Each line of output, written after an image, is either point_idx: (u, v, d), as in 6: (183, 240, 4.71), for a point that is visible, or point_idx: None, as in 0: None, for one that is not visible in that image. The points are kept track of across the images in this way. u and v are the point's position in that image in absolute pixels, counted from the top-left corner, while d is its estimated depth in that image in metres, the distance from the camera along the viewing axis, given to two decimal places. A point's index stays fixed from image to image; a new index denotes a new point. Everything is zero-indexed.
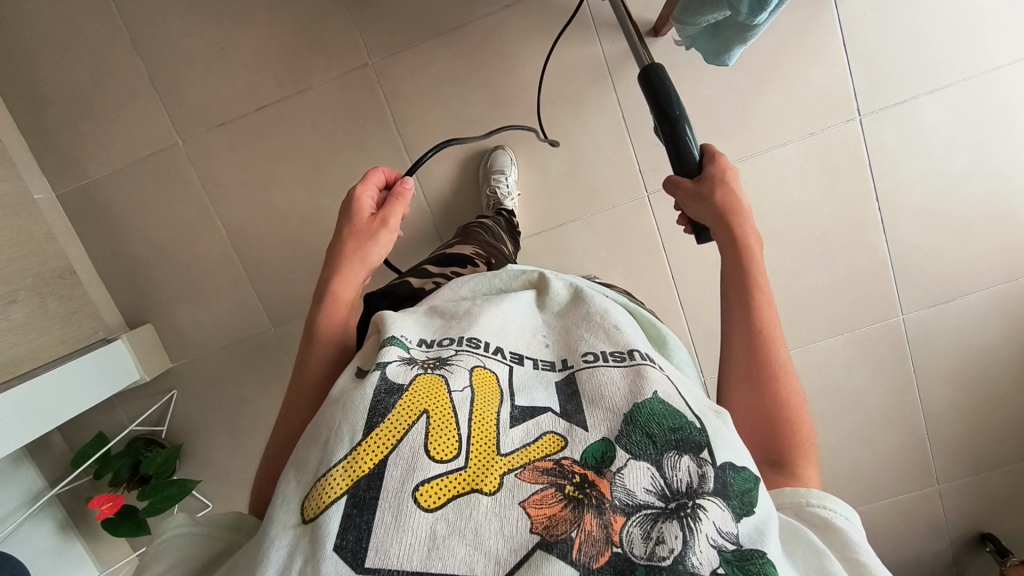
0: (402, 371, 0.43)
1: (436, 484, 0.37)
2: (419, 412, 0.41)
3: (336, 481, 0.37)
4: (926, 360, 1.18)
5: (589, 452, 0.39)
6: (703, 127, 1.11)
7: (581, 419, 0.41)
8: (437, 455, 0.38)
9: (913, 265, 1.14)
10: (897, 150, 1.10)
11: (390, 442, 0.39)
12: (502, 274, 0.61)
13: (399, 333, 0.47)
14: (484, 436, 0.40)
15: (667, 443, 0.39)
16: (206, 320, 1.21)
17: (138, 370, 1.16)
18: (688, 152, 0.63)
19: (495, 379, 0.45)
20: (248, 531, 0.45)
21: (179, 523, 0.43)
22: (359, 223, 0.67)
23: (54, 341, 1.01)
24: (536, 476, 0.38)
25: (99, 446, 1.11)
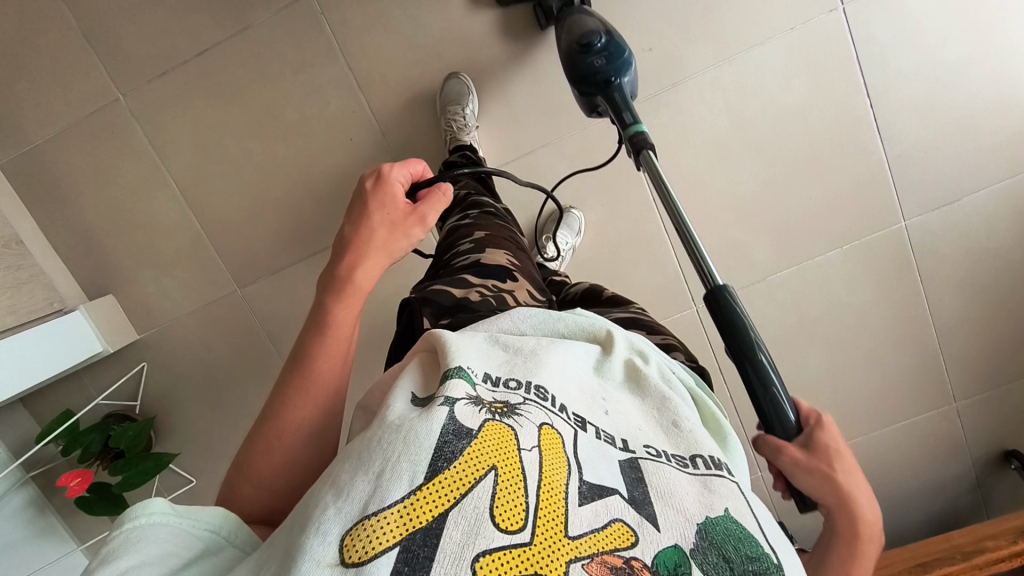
0: (470, 414, 0.36)
1: (498, 559, 0.30)
2: (488, 467, 0.34)
3: (388, 527, 0.30)
4: (934, 269, 1.10)
5: (661, 558, 0.32)
6: (675, 33, 1.03)
7: (651, 512, 0.35)
8: (502, 528, 0.31)
9: (912, 166, 1.06)
10: (886, 39, 1.01)
11: (455, 494, 0.32)
12: (569, 319, 0.53)
13: (466, 367, 0.40)
14: (554, 508, 0.33)
15: (745, 574, 0.33)
16: (171, 286, 1.15)
17: (103, 342, 1.11)
18: (788, 416, 0.46)
19: (565, 444, 0.37)
20: (230, 533, 0.38)
21: (157, 510, 0.36)
22: (391, 210, 0.55)
23: (3, 312, 0.96)
24: (605, 573, 0.31)
25: (66, 420, 1.08)
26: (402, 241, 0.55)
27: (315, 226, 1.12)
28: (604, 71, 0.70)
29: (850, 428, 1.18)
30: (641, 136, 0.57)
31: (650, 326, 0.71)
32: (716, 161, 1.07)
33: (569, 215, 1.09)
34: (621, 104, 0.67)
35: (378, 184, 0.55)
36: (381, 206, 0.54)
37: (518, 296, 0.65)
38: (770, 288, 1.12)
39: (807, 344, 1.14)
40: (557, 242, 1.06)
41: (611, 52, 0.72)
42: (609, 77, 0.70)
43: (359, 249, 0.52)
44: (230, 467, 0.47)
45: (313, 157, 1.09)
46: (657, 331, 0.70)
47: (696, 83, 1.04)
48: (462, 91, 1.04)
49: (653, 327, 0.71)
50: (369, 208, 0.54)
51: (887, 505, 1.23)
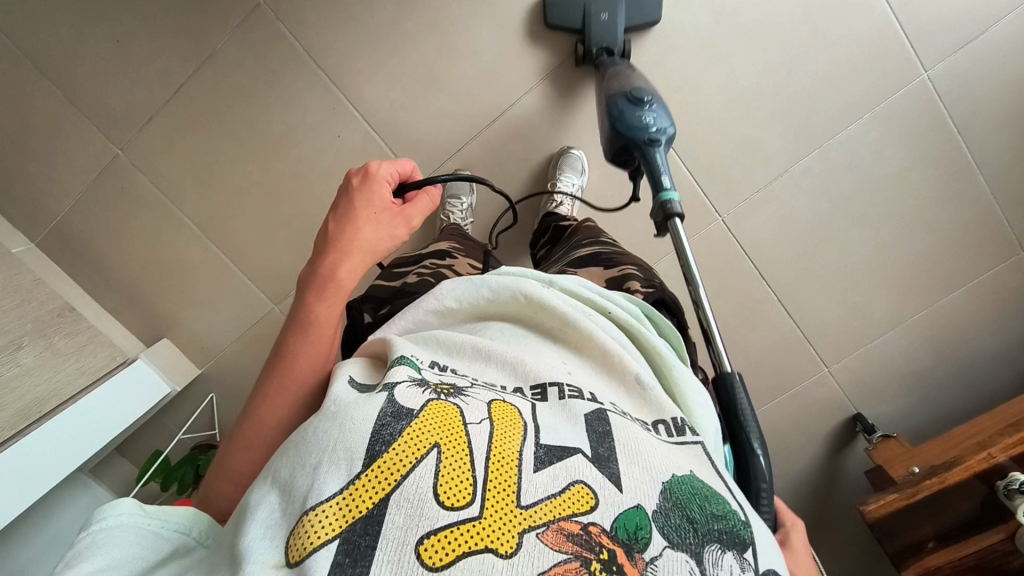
0: (413, 395, 0.37)
1: (444, 537, 0.30)
2: (430, 445, 0.34)
3: (328, 519, 0.31)
4: (969, 114, 1.02)
5: (621, 521, 0.32)
6: None
7: (614, 471, 0.35)
8: (446, 504, 0.31)
9: (922, 10, 0.97)
10: None
11: (394, 478, 0.32)
12: (491, 281, 0.50)
13: (410, 355, 0.42)
14: (503, 481, 0.33)
15: (708, 533, 0.33)
16: (214, 318, 1.21)
17: (168, 383, 1.19)
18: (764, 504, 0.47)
19: (519, 415, 0.38)
20: (202, 532, 0.39)
21: (124, 512, 0.38)
22: (378, 206, 0.56)
23: (72, 374, 1.03)
24: (561, 541, 0.30)
25: (157, 459, 1.17)
26: (389, 235, 0.57)
27: None
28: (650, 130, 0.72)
29: (913, 303, 1.11)
30: (671, 204, 0.61)
31: (610, 257, 0.74)
32: (707, 61, 1.02)
33: (566, 156, 1.07)
34: (657, 167, 0.68)
35: (367, 181, 0.57)
36: (367, 201, 0.56)
37: (456, 268, 0.72)
38: (794, 179, 1.06)
39: (847, 227, 1.08)
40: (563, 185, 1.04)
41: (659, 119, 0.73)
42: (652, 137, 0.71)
43: (348, 241, 0.53)
44: (209, 470, 0.48)
45: (307, 164, 1.11)
46: (616, 261, 0.72)
47: None
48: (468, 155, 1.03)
49: (613, 258, 0.73)
50: (355, 203, 0.55)
51: (972, 377, 1.15)
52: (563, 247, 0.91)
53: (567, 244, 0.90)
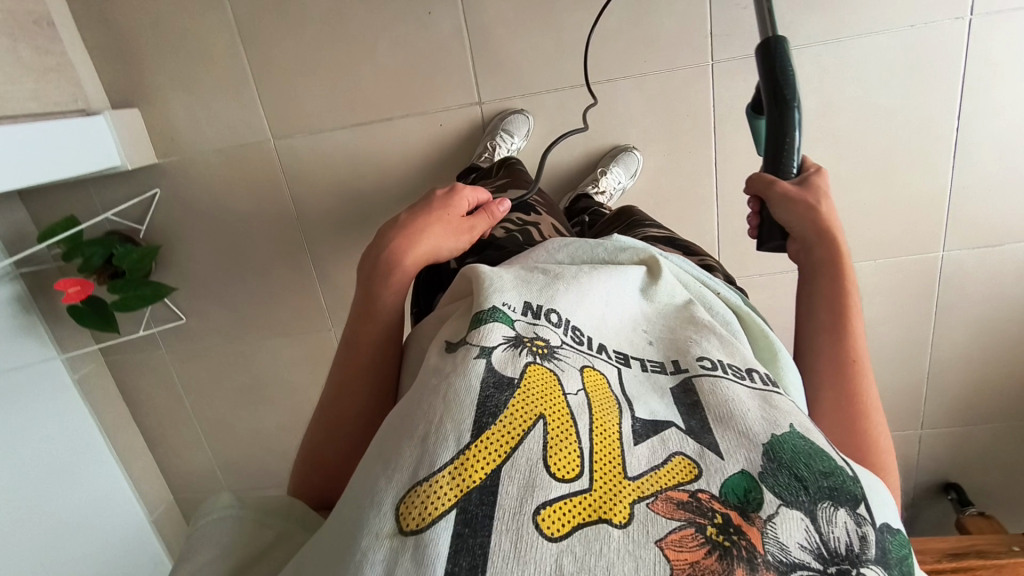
0: (509, 360, 0.38)
1: (559, 509, 0.30)
2: (536, 416, 0.34)
3: (443, 489, 0.31)
4: (953, 304, 1.13)
5: (728, 486, 0.32)
6: None
7: (713, 440, 0.35)
8: (558, 476, 0.32)
9: (972, 201, 1.05)
10: (1003, 64, 0.96)
11: (505, 449, 0.33)
12: (607, 245, 0.54)
13: (501, 305, 0.42)
14: (607, 453, 0.34)
15: (819, 491, 0.32)
16: (201, 118, 1.08)
17: (121, 157, 1.04)
18: (790, 163, 0.60)
19: (609, 387, 0.39)
20: (300, 515, 0.44)
21: (226, 502, 0.42)
22: (449, 218, 0.59)
23: (26, 94, 0.91)
24: (671, 509, 0.31)
25: (70, 227, 1.02)
26: (453, 242, 0.59)
27: (367, 96, 1.06)
28: None
29: None
30: None
31: (686, 245, 0.68)
32: None
33: (623, 156, 1.06)
34: None
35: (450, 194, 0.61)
36: (443, 208, 0.59)
37: (540, 227, 0.74)
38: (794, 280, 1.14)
39: None
40: (609, 178, 1.03)
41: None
42: None
43: (413, 234, 0.56)
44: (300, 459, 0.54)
45: (381, 20, 1.01)
46: (693, 251, 0.67)
47: (798, 55, 0.99)
48: (519, 129, 1.05)
49: (691, 244, 0.69)
50: (431, 206, 0.59)
51: None
52: (615, 226, 0.87)
53: (620, 223, 0.86)
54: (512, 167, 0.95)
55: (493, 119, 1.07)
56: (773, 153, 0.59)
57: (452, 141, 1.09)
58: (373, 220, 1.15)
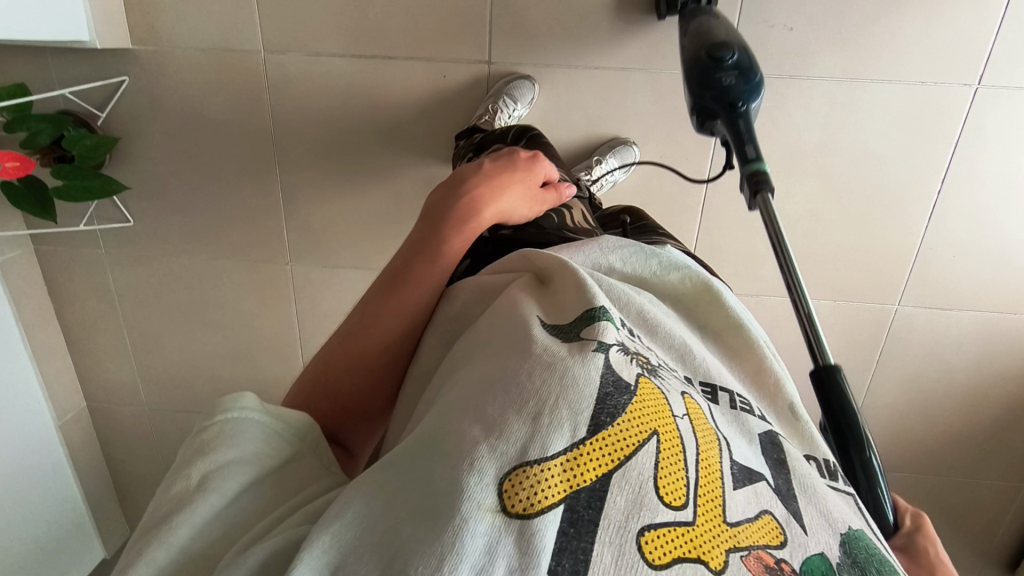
0: (624, 363, 0.40)
1: (663, 535, 0.33)
2: (650, 431, 0.36)
3: (553, 481, 0.33)
4: (894, 356, 1.18)
5: (808, 565, 0.35)
6: (823, 23, 0.96)
7: (797, 510, 0.38)
8: (666, 501, 0.34)
9: (935, 264, 1.09)
10: (993, 139, 0.99)
11: (620, 456, 0.35)
12: (661, 257, 0.57)
13: (605, 307, 0.44)
14: (711, 491, 0.36)
15: None
16: (189, 10, 1.00)
17: (91, 34, 0.94)
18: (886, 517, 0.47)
19: (708, 419, 0.41)
20: (311, 436, 0.48)
21: (247, 407, 0.45)
22: (525, 181, 0.64)
23: None
24: (759, 570, 0.34)
25: (20, 96, 0.93)
26: (522, 209, 0.64)
27: (374, 29, 1.00)
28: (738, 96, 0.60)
29: None
30: (762, 177, 0.53)
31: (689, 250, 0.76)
32: (783, 170, 1.05)
33: (620, 149, 1.04)
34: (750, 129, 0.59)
35: (531, 161, 0.66)
36: (526, 174, 0.64)
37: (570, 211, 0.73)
38: (755, 305, 1.16)
39: None
40: (602, 168, 1.02)
41: (747, 73, 0.61)
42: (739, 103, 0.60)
43: (496, 189, 0.60)
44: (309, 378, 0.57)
45: None
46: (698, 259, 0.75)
47: (811, 86, 0.99)
48: (523, 95, 1.01)
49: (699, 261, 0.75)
50: (515, 167, 0.64)
51: None
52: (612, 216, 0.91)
53: (624, 220, 0.87)
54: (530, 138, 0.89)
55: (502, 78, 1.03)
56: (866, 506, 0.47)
57: (453, 95, 1.05)
58: (356, 161, 1.10)
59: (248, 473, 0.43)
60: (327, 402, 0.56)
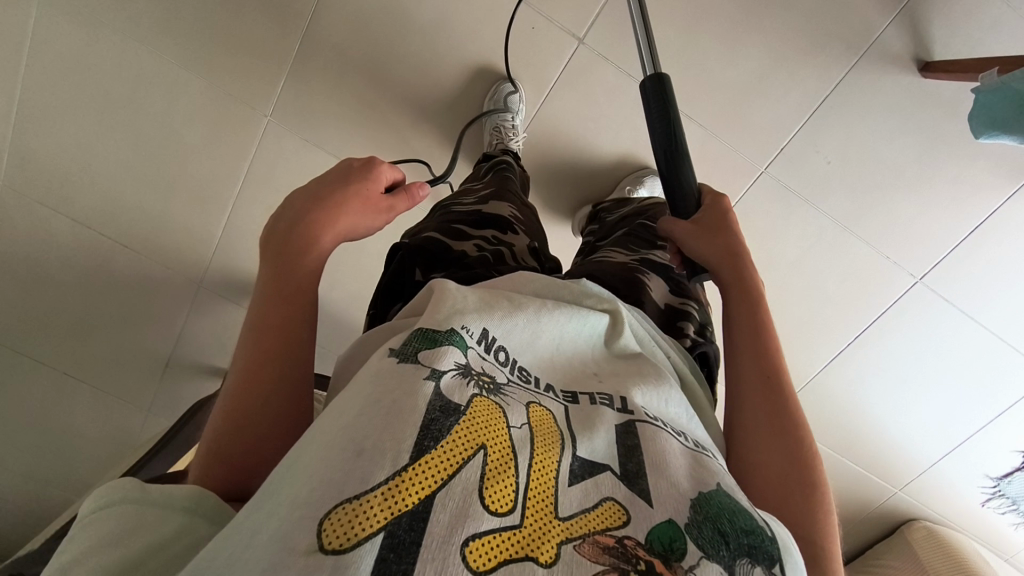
0: (457, 388, 0.36)
1: (486, 543, 0.29)
2: (476, 446, 0.33)
3: (372, 512, 0.28)
4: None
5: (654, 535, 0.33)
6: (850, 172, 1.06)
7: (645, 488, 0.36)
8: (492, 511, 0.30)
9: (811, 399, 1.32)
10: (902, 326, 1.19)
11: (440, 476, 0.30)
12: (576, 287, 0.55)
13: (460, 330, 0.40)
14: (541, 491, 0.33)
15: (738, 547, 0.34)
16: None
17: None
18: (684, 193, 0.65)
19: (552, 421, 0.39)
20: (207, 509, 0.38)
21: (115, 491, 0.36)
22: (365, 196, 0.57)
23: None
24: (597, 553, 0.31)
25: None
26: (372, 224, 0.58)
27: None
28: None
29: None
30: None
31: (675, 279, 0.78)
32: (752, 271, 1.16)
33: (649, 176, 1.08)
34: None
35: (365, 168, 0.59)
36: (359, 184, 0.57)
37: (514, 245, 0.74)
38: None
39: None
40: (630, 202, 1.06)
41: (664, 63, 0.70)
42: None
43: (327, 215, 0.55)
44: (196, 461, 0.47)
45: None
46: (682, 288, 0.76)
47: (812, 216, 1.10)
48: (510, 96, 1.00)
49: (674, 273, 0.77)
50: (346, 185, 0.57)
51: None
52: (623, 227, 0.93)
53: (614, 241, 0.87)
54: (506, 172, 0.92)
55: (513, 81, 1.02)
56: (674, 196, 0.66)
57: (526, 50, 0.99)
58: (393, 55, 1.00)
59: (102, 559, 0.32)
60: (215, 462, 0.45)
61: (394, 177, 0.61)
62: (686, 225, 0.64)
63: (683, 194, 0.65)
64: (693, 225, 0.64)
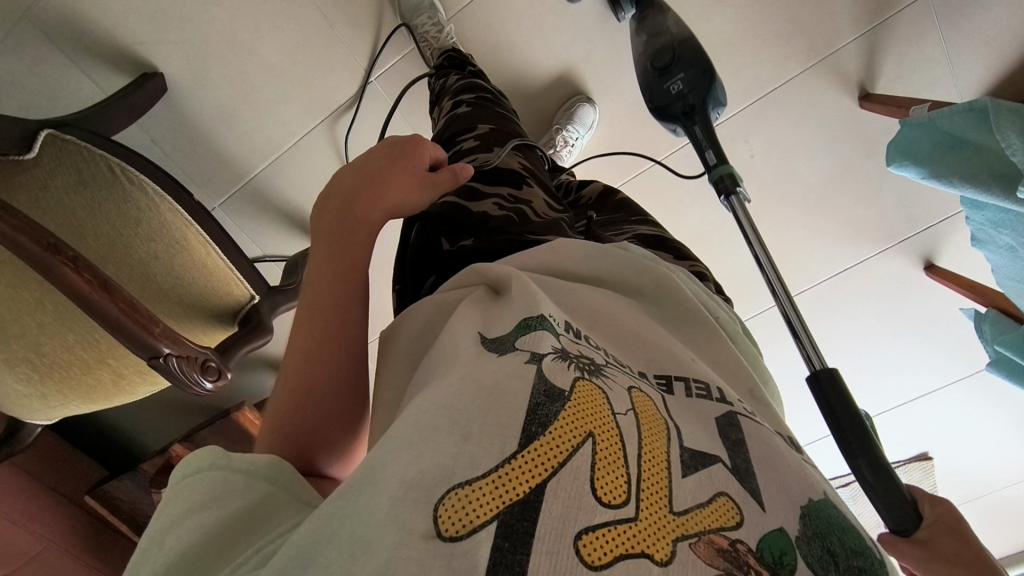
0: (559, 370, 0.33)
1: (603, 536, 0.26)
2: (585, 433, 0.30)
3: (482, 497, 0.26)
4: None
5: (766, 543, 0.29)
6: (769, 171, 1.08)
7: (757, 488, 0.32)
8: (605, 503, 0.27)
9: None
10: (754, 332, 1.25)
11: (552, 465, 0.28)
12: (627, 250, 0.49)
13: (549, 316, 0.38)
14: (655, 482, 0.29)
15: (851, 569, 0.30)
16: None
17: None
18: (899, 517, 0.40)
19: (658, 413, 0.34)
20: (292, 481, 0.34)
21: (202, 455, 0.33)
22: (404, 172, 0.51)
23: None
24: (711, 555, 0.27)
25: None
26: (418, 200, 0.51)
27: None
28: (680, 91, 0.69)
29: None
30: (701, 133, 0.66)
31: (678, 249, 0.65)
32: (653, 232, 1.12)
33: (580, 108, 1.00)
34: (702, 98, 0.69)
35: (406, 146, 0.53)
36: (403, 162, 0.51)
37: (535, 200, 0.63)
38: None
39: None
40: (564, 139, 1.00)
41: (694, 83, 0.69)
42: (687, 100, 0.69)
43: (366, 189, 0.49)
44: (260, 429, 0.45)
45: None
46: (683, 254, 0.65)
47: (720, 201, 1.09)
48: None
49: (679, 247, 0.66)
50: (385, 159, 0.51)
51: None
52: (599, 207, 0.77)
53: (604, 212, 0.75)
54: (499, 111, 0.81)
55: None
56: (891, 517, 0.41)
57: None
58: None
59: (195, 526, 0.29)
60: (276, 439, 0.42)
61: (435, 156, 0.54)
62: (912, 550, 0.40)
63: (893, 510, 0.40)
64: (925, 554, 0.40)
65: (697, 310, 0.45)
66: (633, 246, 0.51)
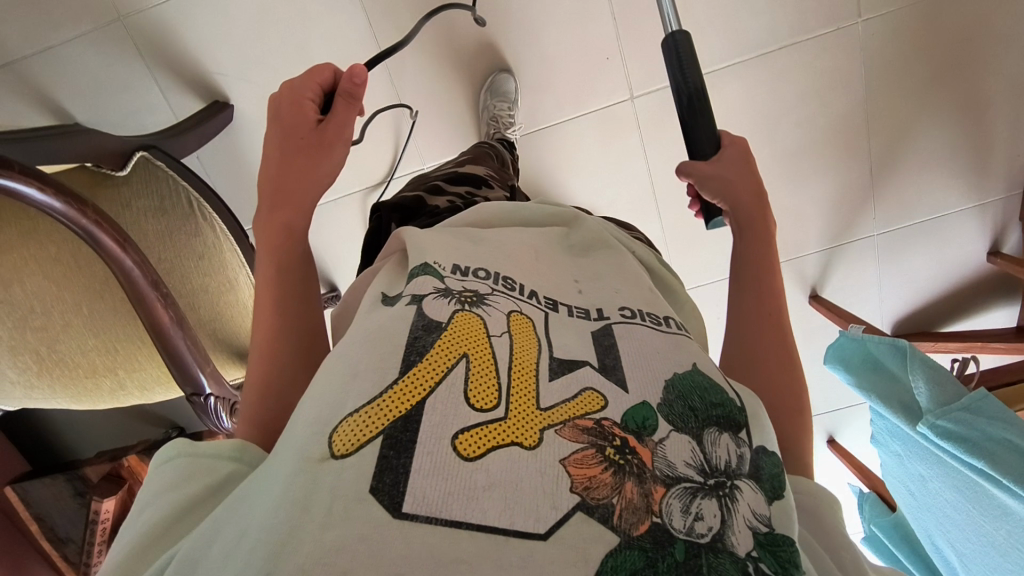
0: (438, 307, 0.37)
1: (475, 433, 0.31)
2: (459, 355, 0.34)
3: (369, 419, 0.30)
4: None
5: (628, 415, 0.34)
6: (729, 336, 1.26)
7: (622, 377, 0.37)
8: (476, 409, 0.32)
9: None
10: None
11: (428, 383, 0.32)
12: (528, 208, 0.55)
13: (432, 263, 0.41)
14: (524, 383, 0.34)
15: (706, 419, 0.36)
16: None
17: None
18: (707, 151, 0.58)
19: (532, 327, 0.39)
20: (254, 457, 0.38)
21: (172, 448, 0.38)
22: (305, 135, 0.51)
23: None
24: (575, 434, 0.32)
25: None
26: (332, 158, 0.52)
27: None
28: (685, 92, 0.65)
29: None
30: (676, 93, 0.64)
31: None
32: None
33: None
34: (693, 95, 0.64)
35: (283, 102, 0.51)
36: (290, 126, 0.51)
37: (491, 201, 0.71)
38: None
39: None
40: None
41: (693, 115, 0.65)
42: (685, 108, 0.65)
43: (284, 169, 0.51)
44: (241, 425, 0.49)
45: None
46: None
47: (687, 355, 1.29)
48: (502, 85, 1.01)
49: None
50: (280, 124, 0.51)
51: None
52: None
53: None
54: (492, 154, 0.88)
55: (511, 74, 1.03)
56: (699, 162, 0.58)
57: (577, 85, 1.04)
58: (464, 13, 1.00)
59: (168, 499, 0.34)
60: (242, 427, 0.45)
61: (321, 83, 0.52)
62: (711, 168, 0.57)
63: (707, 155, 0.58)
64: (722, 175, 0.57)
65: (601, 239, 0.51)
66: (547, 202, 0.58)
